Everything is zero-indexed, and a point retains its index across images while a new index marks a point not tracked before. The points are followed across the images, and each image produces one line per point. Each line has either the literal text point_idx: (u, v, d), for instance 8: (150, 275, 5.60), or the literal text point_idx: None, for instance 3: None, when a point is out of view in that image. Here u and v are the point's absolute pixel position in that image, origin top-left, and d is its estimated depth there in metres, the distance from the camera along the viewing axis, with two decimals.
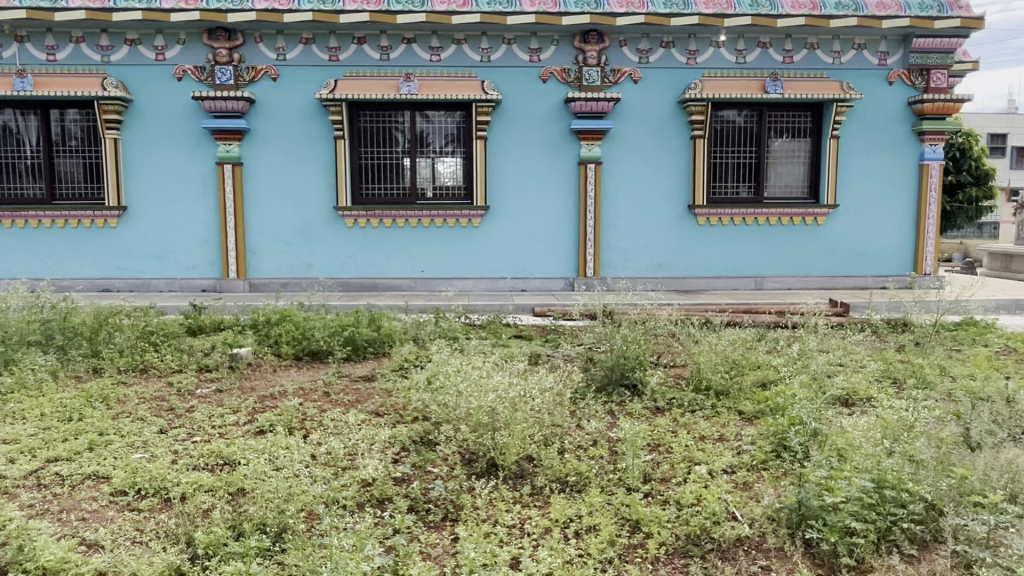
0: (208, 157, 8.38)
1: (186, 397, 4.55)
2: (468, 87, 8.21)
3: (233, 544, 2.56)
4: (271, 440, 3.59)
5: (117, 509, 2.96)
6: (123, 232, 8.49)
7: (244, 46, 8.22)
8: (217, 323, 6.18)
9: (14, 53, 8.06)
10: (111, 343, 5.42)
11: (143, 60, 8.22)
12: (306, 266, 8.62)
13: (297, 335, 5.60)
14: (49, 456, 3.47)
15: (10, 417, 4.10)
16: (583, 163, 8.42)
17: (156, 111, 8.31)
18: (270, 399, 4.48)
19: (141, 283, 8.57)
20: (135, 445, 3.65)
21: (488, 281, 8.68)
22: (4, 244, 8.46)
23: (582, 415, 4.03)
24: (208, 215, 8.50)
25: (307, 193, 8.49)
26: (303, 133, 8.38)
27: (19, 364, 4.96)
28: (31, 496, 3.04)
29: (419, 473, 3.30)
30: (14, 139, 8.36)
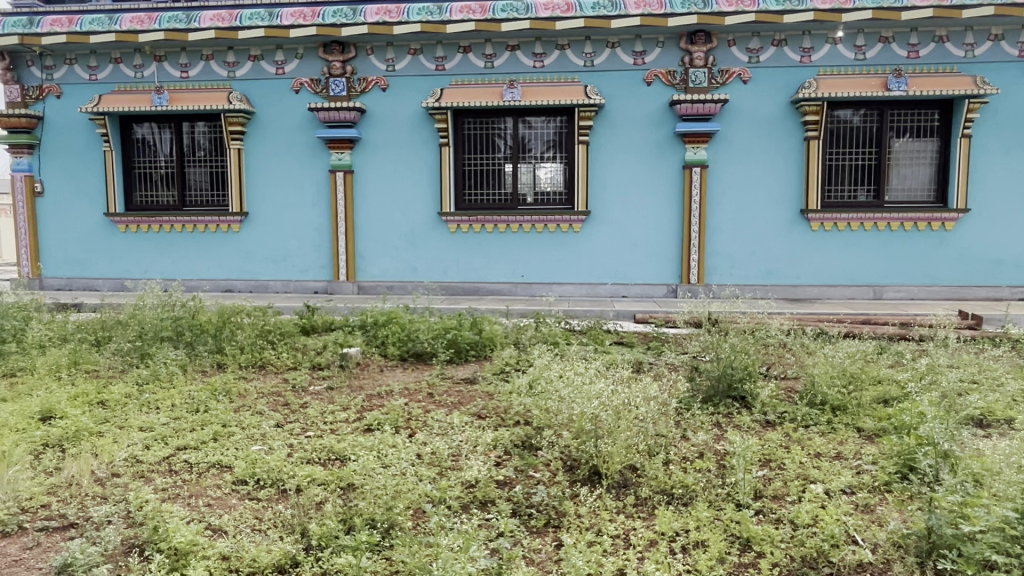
0: (322, 165, 8.80)
1: (300, 393, 4.79)
2: (571, 92, 8.19)
3: (344, 537, 2.64)
4: (379, 438, 3.70)
5: (238, 497, 3.13)
6: (244, 236, 9.04)
7: (356, 58, 8.57)
8: (329, 323, 6.48)
9: (154, 71, 8.79)
10: (233, 340, 5.80)
11: (265, 75, 8.74)
12: (411, 270, 8.87)
13: (402, 337, 5.79)
14: (179, 444, 3.73)
15: (145, 406, 4.45)
16: (688, 167, 8.21)
17: (275, 122, 8.80)
18: (378, 398, 4.63)
19: (259, 284, 9.10)
20: (254, 437, 3.86)
21: (589, 286, 8.62)
22: (140, 246, 9.20)
23: (687, 425, 3.92)
24: (321, 220, 8.90)
25: (413, 199, 8.74)
26: (410, 141, 8.63)
27: (154, 358, 5.38)
28: (164, 481, 3.27)
29: (521, 477, 3.30)
30: (150, 150, 9.09)
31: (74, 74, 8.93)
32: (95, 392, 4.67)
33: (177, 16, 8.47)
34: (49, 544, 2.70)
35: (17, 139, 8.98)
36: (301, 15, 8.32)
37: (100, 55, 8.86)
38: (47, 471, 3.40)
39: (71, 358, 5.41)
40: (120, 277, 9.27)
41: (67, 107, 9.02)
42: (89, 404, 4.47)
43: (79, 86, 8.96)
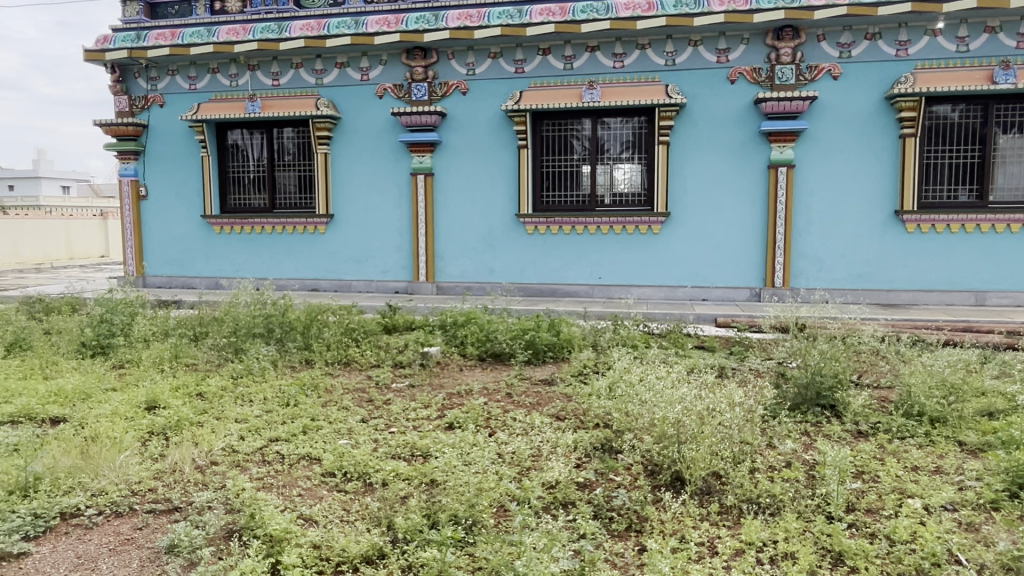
0: (404, 168, 9.01)
1: (383, 389, 4.92)
2: (651, 93, 8.10)
3: (428, 532, 2.70)
4: (460, 436, 3.76)
5: (327, 488, 3.25)
6: (329, 237, 9.37)
7: (438, 63, 8.74)
8: (410, 323, 6.63)
9: (248, 80, 9.23)
10: (320, 337, 6.03)
11: (350, 81, 9.03)
12: (489, 271, 8.96)
13: (481, 337, 5.87)
14: (271, 436, 3.90)
15: (240, 398, 4.68)
16: (773, 167, 7.96)
17: (360, 127, 9.08)
18: (458, 397, 4.70)
19: (344, 284, 9.39)
20: (341, 431, 4.00)
21: (668, 289, 8.47)
22: (234, 247, 9.66)
23: (774, 434, 3.80)
24: (402, 222, 9.12)
25: (491, 201, 8.83)
26: (489, 143, 8.73)
27: (247, 353, 5.64)
28: (258, 471, 3.43)
29: (602, 480, 3.28)
30: (242, 155, 9.55)
31: (176, 84, 9.48)
32: (194, 384, 4.94)
33: (269, 27, 8.87)
34: (156, 525, 2.88)
35: (125, 146, 9.62)
36: (386, 22, 8.56)
37: (199, 66, 9.37)
38: (153, 457, 3.62)
39: (173, 352, 5.74)
40: (215, 276, 9.77)
41: (169, 115, 9.58)
42: (188, 395, 4.73)
43: (180, 95, 9.51)
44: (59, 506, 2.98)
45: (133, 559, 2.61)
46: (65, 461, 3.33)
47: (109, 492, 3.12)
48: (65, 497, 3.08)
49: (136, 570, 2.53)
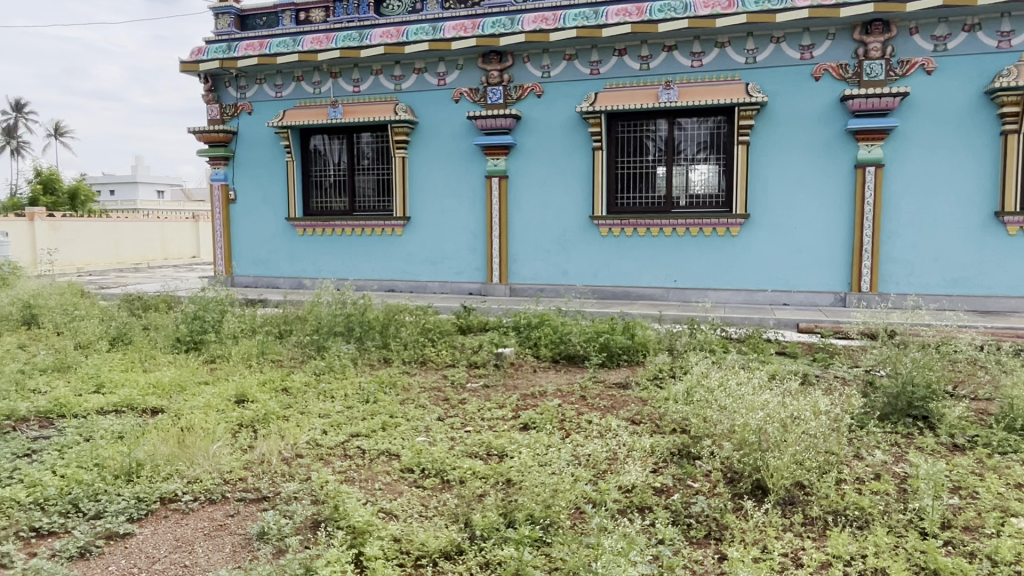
0: (479, 171, 9.12)
1: (459, 389, 5.00)
2: (731, 92, 7.91)
3: (505, 530, 2.73)
4: (535, 437, 3.78)
5: (406, 484, 3.32)
6: (406, 239, 9.58)
7: (513, 67, 8.81)
8: (484, 324, 6.71)
9: (330, 87, 9.56)
10: (397, 336, 6.18)
11: (428, 86, 9.22)
12: (562, 273, 8.95)
13: (555, 339, 5.87)
14: (353, 432, 4.02)
15: (323, 394, 4.85)
16: (860, 166, 7.64)
17: (437, 131, 9.25)
18: (532, 398, 4.72)
19: (420, 285, 9.58)
20: (418, 429, 4.09)
21: (747, 292, 8.25)
22: (315, 248, 10.01)
23: (861, 444, 3.65)
24: (476, 224, 9.24)
25: (565, 203, 8.82)
26: (563, 146, 8.73)
27: (329, 351, 5.84)
28: (340, 464, 3.54)
29: (680, 486, 3.23)
30: (323, 160, 9.89)
31: (263, 92, 9.91)
32: (280, 379, 5.16)
33: (351, 35, 9.15)
34: (246, 513, 3.02)
35: (216, 153, 10.12)
36: (462, 27, 8.70)
37: (285, 74, 9.76)
38: (243, 447, 3.79)
39: (260, 348, 5.99)
40: (298, 276, 10.15)
41: (257, 122, 10.02)
42: (275, 390, 4.94)
43: (267, 103, 9.92)
44: (159, 491, 3.16)
45: (226, 544, 2.74)
46: (165, 448, 3.53)
47: (204, 480, 3.29)
48: (165, 483, 3.27)
49: (229, 555, 2.65)
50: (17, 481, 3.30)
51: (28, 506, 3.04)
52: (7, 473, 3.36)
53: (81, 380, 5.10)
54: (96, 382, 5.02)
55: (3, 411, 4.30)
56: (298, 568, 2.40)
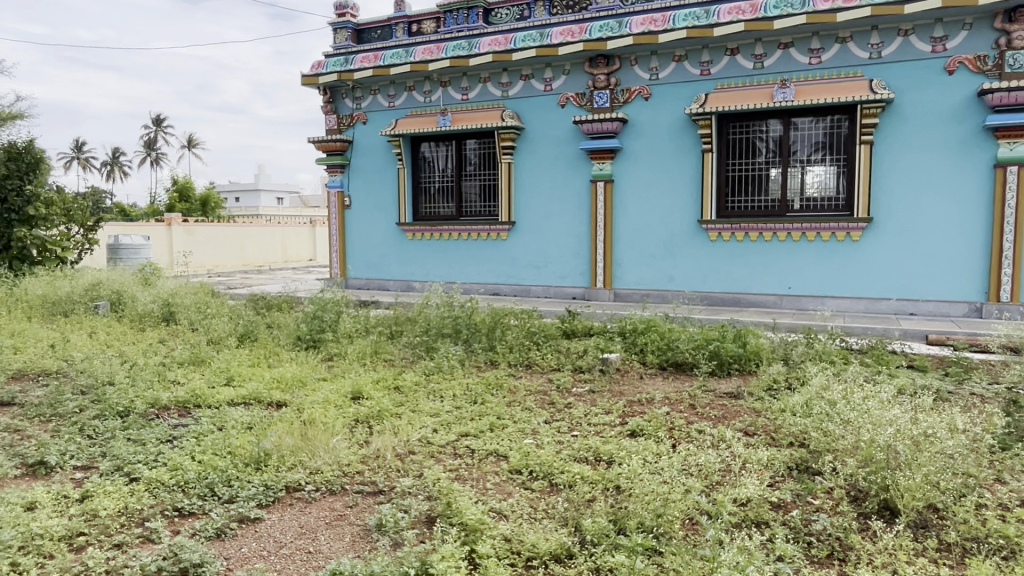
0: (584, 175, 9.12)
1: (564, 393, 5.00)
2: (853, 89, 7.51)
3: (616, 537, 2.70)
4: (645, 444, 3.73)
5: (515, 485, 3.36)
6: (511, 244, 9.70)
7: (621, 70, 8.75)
8: (588, 329, 6.67)
9: (440, 95, 9.84)
10: (503, 339, 6.28)
11: (535, 93, 9.32)
12: (669, 278, 8.77)
13: (662, 346, 5.76)
14: (462, 431, 4.11)
15: (433, 393, 4.99)
16: (1001, 166, 7.04)
17: (544, 136, 9.33)
18: (639, 404, 4.66)
19: (524, 288, 9.67)
20: (526, 431, 4.12)
21: (868, 301, 7.79)
22: (424, 252, 10.31)
23: (1004, 467, 3.35)
24: (582, 228, 9.22)
25: (672, 207, 8.65)
26: (671, 148, 8.57)
27: (438, 351, 6.01)
28: (451, 462, 3.63)
29: (799, 502, 3.09)
30: (432, 166, 10.18)
31: (377, 102, 10.33)
32: (392, 378, 5.36)
33: (461, 44, 9.38)
34: (364, 505, 3.15)
35: (333, 161, 10.64)
36: (570, 32, 8.73)
37: (397, 84, 10.13)
38: (360, 442, 3.96)
39: (373, 348, 6.25)
40: (407, 279, 10.49)
41: (371, 131, 10.45)
42: (387, 388, 5.13)
43: (381, 112, 10.34)
44: (284, 480, 3.36)
45: (346, 534, 2.87)
46: (289, 440, 3.74)
47: (324, 472, 3.47)
48: (290, 472, 3.46)
49: (349, 544, 2.78)
50: (162, 464, 3.59)
51: (171, 487, 3.30)
52: (153, 456, 3.67)
53: (214, 373, 5.49)
54: (227, 375, 5.39)
55: (148, 399, 4.70)
56: (415, 561, 2.48)
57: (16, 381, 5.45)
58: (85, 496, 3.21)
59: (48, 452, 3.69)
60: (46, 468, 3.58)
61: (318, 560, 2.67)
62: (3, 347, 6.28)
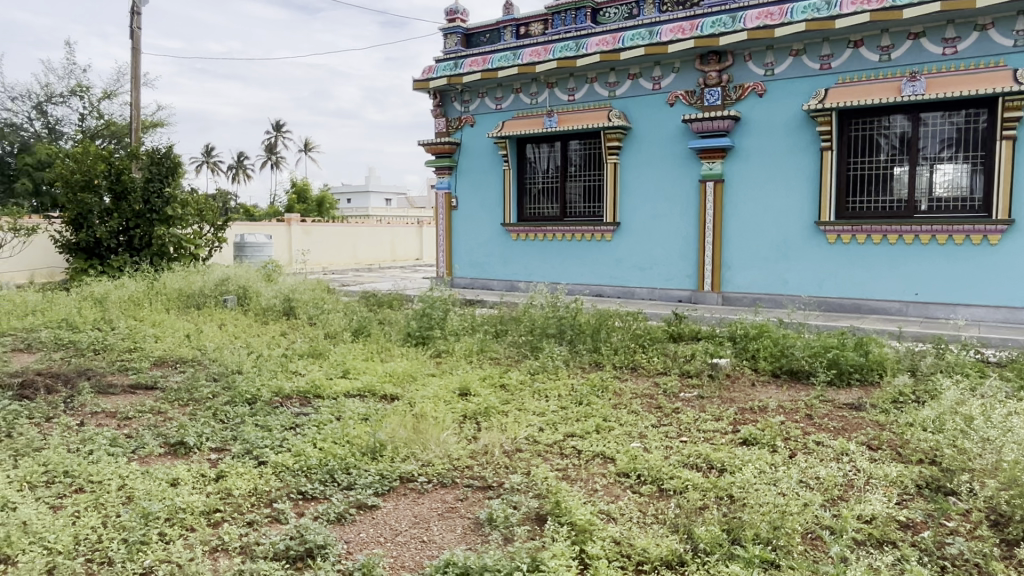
0: (693, 175, 8.91)
1: (672, 397, 4.91)
2: (993, 80, 6.93)
3: (731, 547, 2.63)
4: (759, 454, 3.61)
5: (623, 488, 3.33)
6: (616, 245, 9.62)
7: (733, 66, 8.48)
8: (696, 333, 6.50)
9: (547, 97, 9.90)
10: (609, 340, 6.24)
11: (643, 92, 9.21)
12: (782, 282, 8.42)
13: (775, 353, 5.54)
14: (568, 432, 4.12)
15: (538, 392, 5.03)
16: None
17: (651, 136, 9.19)
18: (751, 412, 4.50)
19: (628, 290, 9.56)
20: (632, 435, 4.07)
21: (1007, 310, 7.15)
22: (528, 252, 10.40)
23: None
24: (689, 230, 9.01)
25: (787, 208, 8.30)
26: (787, 147, 8.22)
27: (543, 351, 6.04)
28: (559, 462, 3.65)
29: (930, 523, 2.88)
30: (537, 167, 10.24)
31: (485, 105, 10.51)
32: (498, 376, 5.44)
33: (568, 45, 9.38)
34: (474, 499, 3.22)
35: (442, 163, 10.93)
36: (680, 29, 8.54)
37: (505, 87, 10.26)
38: (468, 437, 4.06)
39: (480, 346, 6.36)
40: (511, 279, 10.61)
41: (478, 133, 10.65)
42: (494, 386, 5.22)
43: (488, 115, 10.51)
44: (399, 470, 3.49)
45: (458, 526, 2.95)
46: (402, 432, 3.87)
47: (436, 464, 3.57)
48: (403, 463, 3.59)
49: (462, 536, 2.85)
50: (286, 449, 3.81)
51: (296, 471, 3.50)
52: (279, 442, 3.91)
53: (331, 365, 5.77)
54: (343, 368, 5.65)
55: (273, 388, 5.00)
56: (526, 557, 2.51)
57: (157, 366, 5.94)
58: (220, 475, 3.46)
59: (186, 434, 4.00)
60: (185, 448, 3.88)
61: (432, 549, 2.76)
62: (146, 336, 6.87)
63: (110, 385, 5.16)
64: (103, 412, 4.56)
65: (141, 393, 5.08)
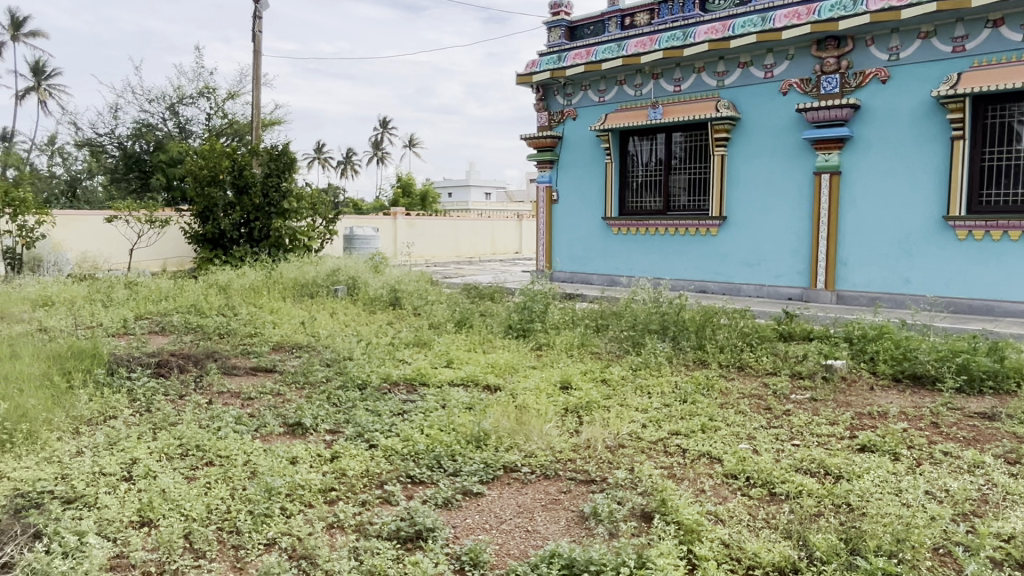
0: (807, 167, 8.50)
1: (782, 399, 4.71)
2: None
3: (851, 558, 2.49)
4: (879, 461, 3.41)
5: (731, 490, 3.23)
6: (722, 239, 9.34)
7: (854, 52, 8.02)
8: (808, 332, 6.21)
9: (651, 88, 9.71)
10: (714, 338, 6.06)
11: (754, 81, 8.87)
12: (903, 281, 7.90)
13: (897, 356, 5.20)
14: (672, 429, 4.04)
15: (641, 388, 4.97)
16: None
17: (762, 127, 8.85)
18: (869, 418, 4.26)
19: (733, 287, 9.25)
20: (740, 435, 3.95)
21: None
22: (628, 246, 10.26)
23: None
24: (802, 225, 8.61)
25: (911, 202, 7.76)
26: (912, 136, 7.69)
27: (645, 347, 5.94)
28: (663, 460, 3.58)
29: None
30: (639, 160, 10.06)
31: (588, 98, 10.44)
32: (600, 370, 5.41)
33: (675, 35, 9.16)
34: (577, 492, 3.23)
35: (544, 157, 10.95)
36: (796, 14, 8.15)
37: (608, 79, 10.16)
38: (570, 430, 4.06)
39: (580, 340, 6.34)
40: (611, 273, 10.51)
41: (580, 126, 10.60)
42: (595, 380, 5.19)
43: (591, 108, 10.44)
44: (502, 460, 3.54)
45: (562, 518, 2.96)
46: (506, 423, 3.92)
47: (538, 456, 3.60)
48: (507, 453, 3.64)
49: (566, 529, 2.86)
50: (395, 434, 3.96)
51: (404, 456, 3.62)
52: (388, 426, 4.06)
53: (435, 355, 5.93)
54: (447, 358, 5.78)
55: (382, 374, 5.20)
56: (633, 554, 2.50)
57: (276, 351, 6.30)
58: (335, 456, 3.63)
59: (303, 415, 4.23)
60: (302, 428, 4.10)
61: (536, 540, 2.79)
62: (265, 322, 7.30)
63: (234, 367, 5.53)
64: (228, 392, 4.89)
65: (261, 375, 5.41)
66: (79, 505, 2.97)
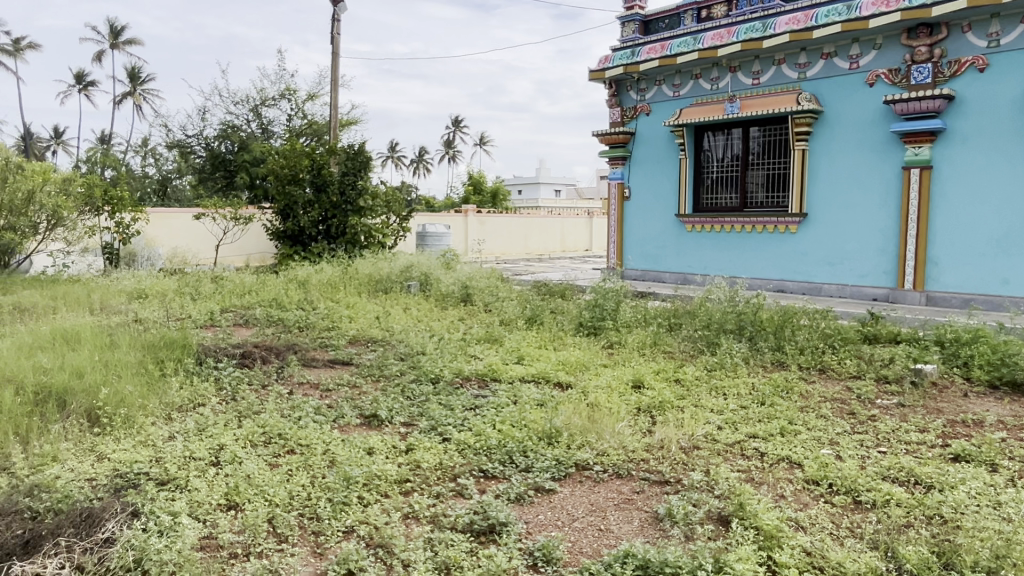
0: (895, 162, 8.10)
1: (866, 404, 4.51)
2: None
3: (943, 572, 2.37)
4: (974, 471, 3.23)
5: (813, 496, 3.12)
6: (801, 237, 9.03)
7: (948, 39, 7.59)
8: (894, 335, 5.92)
9: (728, 82, 9.47)
10: (794, 339, 5.86)
11: (838, 72, 8.52)
12: (1001, 282, 7.43)
13: (994, 361, 4.90)
14: (750, 432, 3.93)
15: (716, 389, 4.85)
16: None
17: (846, 120, 8.48)
18: (963, 426, 4.03)
19: (814, 286, 8.93)
20: (821, 440, 3.80)
21: None
22: (702, 244, 10.03)
23: None
24: (889, 222, 8.22)
25: (1011, 198, 7.29)
26: (1013, 128, 7.22)
27: (721, 347, 5.80)
28: (740, 463, 3.49)
29: None
30: (713, 156, 9.79)
31: (662, 93, 10.27)
32: (673, 370, 5.31)
33: (754, 26, 8.88)
34: (651, 492, 3.18)
35: (616, 153, 10.83)
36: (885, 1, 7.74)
37: (683, 73, 9.96)
38: (643, 429, 4.01)
39: (653, 339, 6.25)
40: (684, 271, 10.31)
41: (654, 122, 10.43)
42: (668, 380, 5.10)
43: (665, 103, 10.26)
44: (574, 457, 3.52)
45: (635, 518, 2.93)
46: (578, 420, 3.91)
47: (611, 454, 3.57)
48: (579, 451, 3.63)
49: (639, 529, 2.83)
50: (468, 428, 4.00)
51: (477, 450, 3.66)
52: (461, 421, 4.10)
53: (506, 351, 5.96)
54: (518, 354, 5.81)
55: (454, 369, 5.26)
56: (710, 557, 2.45)
57: (352, 345, 6.47)
58: (409, 448, 3.70)
59: (380, 407, 4.33)
60: (378, 420, 4.20)
61: (610, 539, 2.76)
62: (342, 316, 7.51)
63: (313, 359, 5.71)
64: (308, 383, 5.06)
65: (339, 367, 5.56)
66: (172, 487, 3.13)
